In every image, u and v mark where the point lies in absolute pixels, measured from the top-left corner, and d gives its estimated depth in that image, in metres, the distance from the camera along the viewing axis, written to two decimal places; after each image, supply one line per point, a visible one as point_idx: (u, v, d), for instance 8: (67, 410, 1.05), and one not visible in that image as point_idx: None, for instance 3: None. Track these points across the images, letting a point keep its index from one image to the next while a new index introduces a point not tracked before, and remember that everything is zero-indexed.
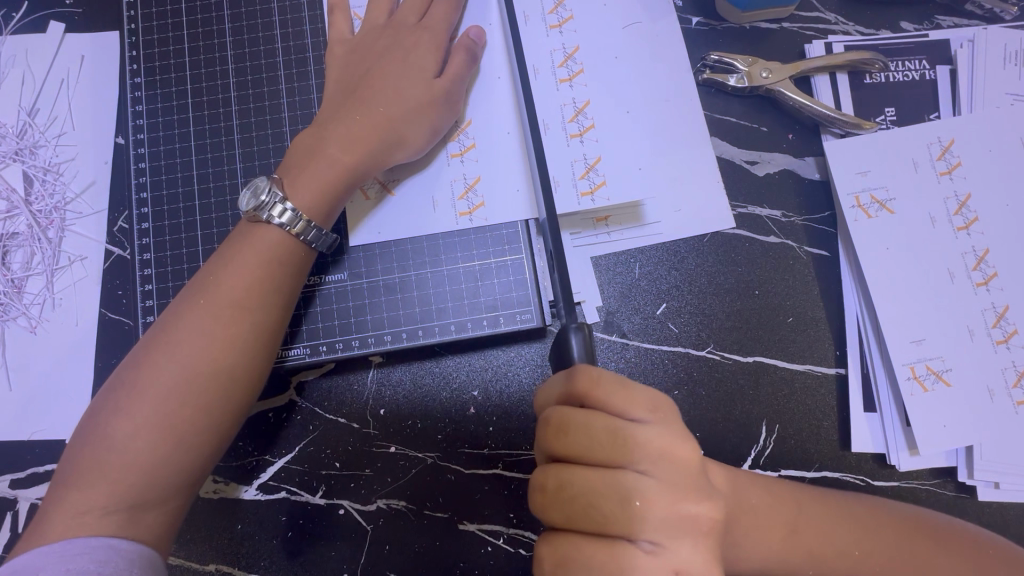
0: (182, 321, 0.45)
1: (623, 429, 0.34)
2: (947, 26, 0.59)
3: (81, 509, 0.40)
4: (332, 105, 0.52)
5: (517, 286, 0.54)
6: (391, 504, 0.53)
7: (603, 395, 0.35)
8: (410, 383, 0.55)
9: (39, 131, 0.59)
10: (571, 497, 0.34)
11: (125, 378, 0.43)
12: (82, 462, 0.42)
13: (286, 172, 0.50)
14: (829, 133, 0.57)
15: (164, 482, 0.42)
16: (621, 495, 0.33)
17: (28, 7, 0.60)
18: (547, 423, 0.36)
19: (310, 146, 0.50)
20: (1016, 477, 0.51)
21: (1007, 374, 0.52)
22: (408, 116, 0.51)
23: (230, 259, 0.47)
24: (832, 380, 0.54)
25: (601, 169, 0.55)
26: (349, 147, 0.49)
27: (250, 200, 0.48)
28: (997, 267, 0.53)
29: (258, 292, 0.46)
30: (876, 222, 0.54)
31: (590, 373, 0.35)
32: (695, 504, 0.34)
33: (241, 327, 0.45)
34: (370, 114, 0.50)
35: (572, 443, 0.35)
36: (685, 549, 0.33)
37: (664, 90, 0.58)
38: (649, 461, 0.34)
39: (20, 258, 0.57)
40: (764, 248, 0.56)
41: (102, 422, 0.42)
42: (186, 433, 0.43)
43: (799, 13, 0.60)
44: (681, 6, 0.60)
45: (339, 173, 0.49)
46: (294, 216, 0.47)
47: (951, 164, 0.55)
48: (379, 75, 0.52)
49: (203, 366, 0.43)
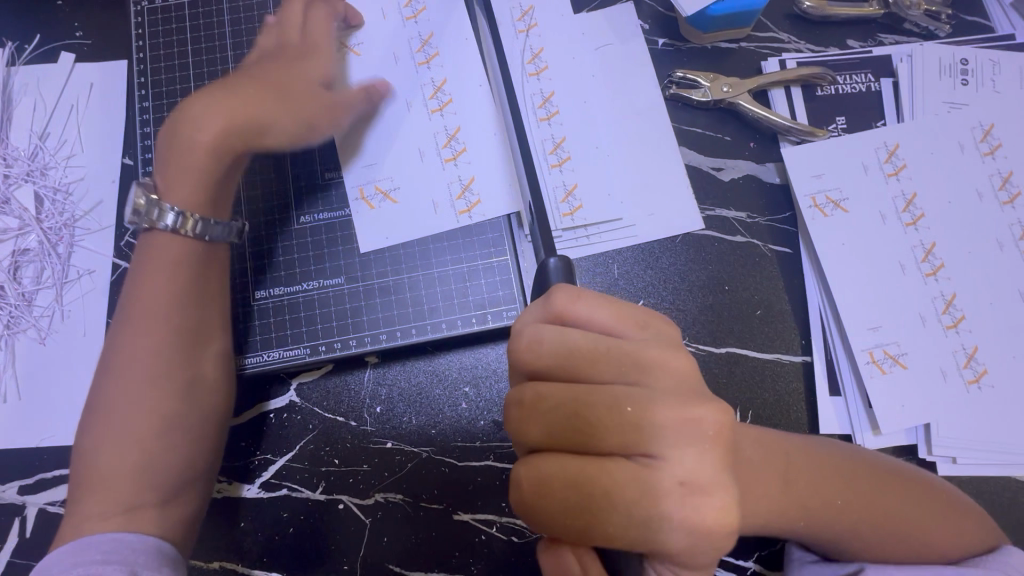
0: (123, 339, 0.48)
1: (607, 340, 0.35)
2: (890, 43, 0.65)
3: (91, 512, 0.44)
4: (208, 99, 0.54)
5: (503, 286, 0.58)
6: (389, 498, 0.55)
7: (583, 308, 0.36)
8: (405, 380, 0.58)
9: (49, 154, 0.62)
10: (549, 409, 0.34)
11: (95, 403, 0.47)
12: (83, 479, 0.46)
13: (164, 174, 0.52)
14: (787, 141, 0.63)
15: (160, 476, 0.46)
16: (612, 405, 0.33)
17: (41, 39, 0.64)
18: (520, 336, 0.36)
19: (171, 143, 0.53)
20: (973, 452, 0.54)
21: (957, 356, 0.56)
22: (281, 119, 0.55)
23: (145, 273, 0.50)
24: (799, 367, 0.58)
25: (579, 194, 0.61)
26: (216, 129, 0.52)
27: (140, 213, 0.51)
28: (944, 259, 0.58)
29: (178, 288, 0.50)
30: (832, 220, 0.59)
31: (570, 289, 0.36)
32: (698, 408, 0.33)
33: (178, 329, 0.49)
34: (261, 111, 0.54)
35: (544, 359, 0.35)
36: (689, 458, 0.32)
37: (636, 104, 0.63)
38: (637, 371, 0.34)
39: (30, 273, 0.60)
40: (730, 247, 0.60)
41: (84, 446, 0.46)
42: (164, 432, 0.47)
43: (755, 33, 0.65)
44: (648, 29, 0.66)
45: (213, 167, 0.52)
46: (180, 216, 0.51)
47: (897, 166, 0.60)
48: (263, 80, 0.55)
49: (157, 371, 0.47)
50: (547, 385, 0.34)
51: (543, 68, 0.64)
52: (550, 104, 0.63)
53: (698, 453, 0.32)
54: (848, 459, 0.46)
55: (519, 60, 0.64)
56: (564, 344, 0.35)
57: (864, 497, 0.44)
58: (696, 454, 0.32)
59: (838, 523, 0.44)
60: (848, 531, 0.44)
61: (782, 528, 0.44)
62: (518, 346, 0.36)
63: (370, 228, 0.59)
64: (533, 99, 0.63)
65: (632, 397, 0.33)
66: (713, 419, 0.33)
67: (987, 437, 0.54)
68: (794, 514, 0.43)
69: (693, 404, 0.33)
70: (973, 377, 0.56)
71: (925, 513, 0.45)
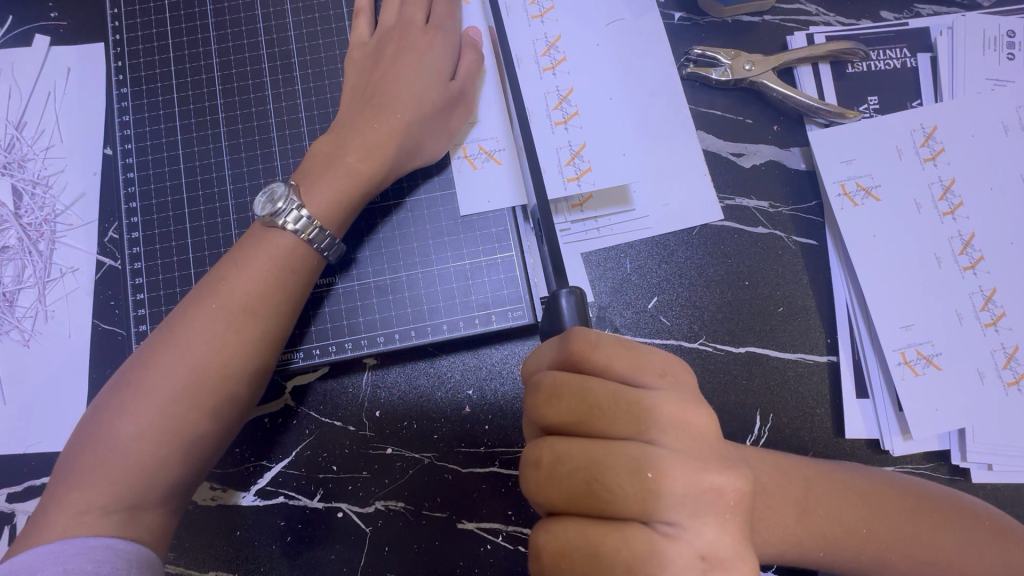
0: (192, 321, 0.45)
1: (627, 394, 0.32)
2: (928, 14, 0.59)
3: (83, 508, 0.40)
4: (350, 110, 0.52)
5: (508, 284, 0.54)
6: (389, 506, 0.53)
7: (601, 359, 0.33)
8: (405, 384, 0.55)
9: (27, 145, 0.59)
10: (567, 471, 0.31)
11: (132, 378, 0.43)
12: (85, 459, 0.42)
13: (303, 176, 0.50)
14: (813, 123, 0.58)
15: (158, 484, 0.42)
16: (633, 469, 0.30)
17: (14, 21, 0.60)
18: (539, 386, 0.33)
19: (334, 153, 0.50)
20: (1010, 458, 0.51)
21: (996, 356, 0.52)
22: (424, 118, 0.52)
23: (242, 263, 0.46)
24: (823, 368, 0.54)
25: (587, 155, 0.55)
26: (365, 155, 0.50)
27: (265, 204, 0.47)
28: (984, 251, 0.54)
29: (265, 299, 0.46)
30: (862, 209, 0.55)
31: (586, 335, 0.33)
32: (718, 475, 0.31)
33: (246, 335, 0.45)
34: (389, 119, 0.51)
35: (564, 412, 0.32)
36: (709, 528, 0.30)
37: (650, 85, 0.58)
38: (657, 428, 0.32)
39: (12, 272, 0.58)
40: (752, 239, 0.56)
41: (106, 421, 0.42)
42: (182, 437, 0.43)
43: (781, 5, 0.60)
44: (663, 3, 0.61)
45: (356, 181, 0.50)
46: (309, 223, 0.47)
47: (934, 150, 0.55)
48: (393, 77, 0.52)
49: (211, 371, 0.44)
50: (565, 444, 0.32)
51: (548, 9, 0.59)
52: (555, 50, 0.58)
53: (715, 523, 0.30)
54: (875, 485, 0.43)
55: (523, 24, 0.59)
56: (584, 397, 0.32)
57: (895, 527, 0.41)
58: (716, 524, 0.30)
59: (863, 553, 0.41)
60: (875, 562, 0.41)
61: (799, 558, 0.42)
62: (538, 400, 0.33)
63: (467, 184, 0.55)
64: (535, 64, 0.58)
65: (653, 459, 0.31)
66: (734, 487, 0.31)
67: None
68: (813, 544, 0.41)
69: (713, 470, 0.31)
70: (1013, 379, 0.52)
71: (961, 532, 0.42)
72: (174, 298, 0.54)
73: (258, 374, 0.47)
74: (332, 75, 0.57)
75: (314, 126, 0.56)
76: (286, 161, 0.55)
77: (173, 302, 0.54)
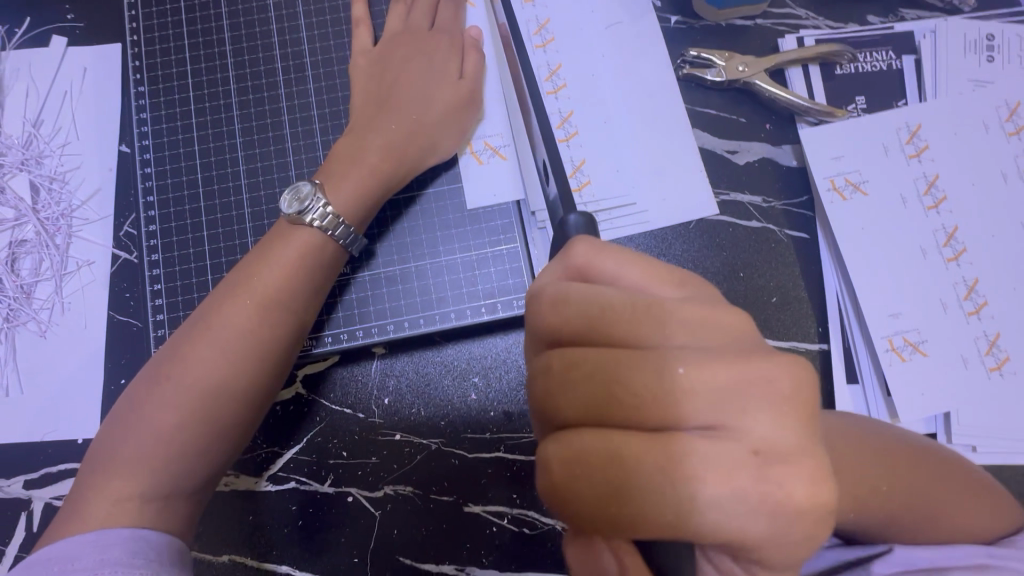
0: (223, 315, 0.46)
1: (639, 298, 0.31)
2: (911, 18, 0.62)
3: (122, 495, 0.42)
4: (364, 113, 0.55)
5: (513, 274, 0.56)
6: (397, 490, 0.54)
7: (606, 264, 0.33)
8: (413, 372, 0.57)
9: (43, 142, 0.61)
10: (582, 375, 0.29)
11: (166, 370, 0.45)
12: (122, 448, 0.43)
13: (327, 176, 0.52)
14: (803, 122, 0.60)
15: (196, 470, 0.44)
16: (648, 368, 0.28)
17: (32, 22, 0.62)
18: (544, 296, 0.32)
19: (351, 149, 0.52)
20: (994, 440, 0.53)
21: (979, 343, 0.55)
22: (435, 116, 0.54)
23: (268, 256, 0.48)
24: (815, 355, 0.56)
25: (587, 170, 0.60)
26: (383, 152, 0.52)
27: (292, 202, 0.49)
28: (966, 243, 0.56)
29: (291, 290, 0.48)
30: (851, 203, 0.57)
31: (591, 242, 0.33)
32: (765, 365, 0.27)
33: (276, 328, 0.47)
34: (406, 118, 0.53)
35: (574, 316, 0.31)
36: (757, 423, 0.27)
37: (647, 86, 0.61)
38: (678, 329, 0.30)
39: (28, 265, 0.59)
40: (747, 232, 0.59)
41: (143, 412, 0.44)
42: (216, 424, 0.45)
43: (771, 10, 0.63)
44: (660, 7, 0.63)
45: (378, 180, 0.52)
46: (334, 219, 0.49)
47: (919, 147, 0.58)
48: (405, 81, 0.55)
49: (244, 363, 0.46)
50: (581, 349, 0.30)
51: (546, 23, 0.62)
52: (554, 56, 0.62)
53: (765, 415, 0.27)
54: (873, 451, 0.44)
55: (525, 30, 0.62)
56: (594, 303, 0.31)
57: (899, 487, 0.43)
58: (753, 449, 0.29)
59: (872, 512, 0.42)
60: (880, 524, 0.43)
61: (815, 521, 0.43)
62: (543, 311, 0.32)
63: (472, 178, 0.58)
64: (539, 71, 0.61)
65: (671, 357, 0.28)
66: (785, 377, 0.27)
67: (1008, 427, 0.53)
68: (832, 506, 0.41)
69: (754, 361, 0.28)
70: (995, 364, 0.54)
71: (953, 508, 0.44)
72: (190, 290, 0.55)
73: (284, 365, 0.49)
74: (342, 74, 0.59)
75: (325, 124, 0.58)
76: (298, 158, 0.57)
77: (189, 294, 0.55)
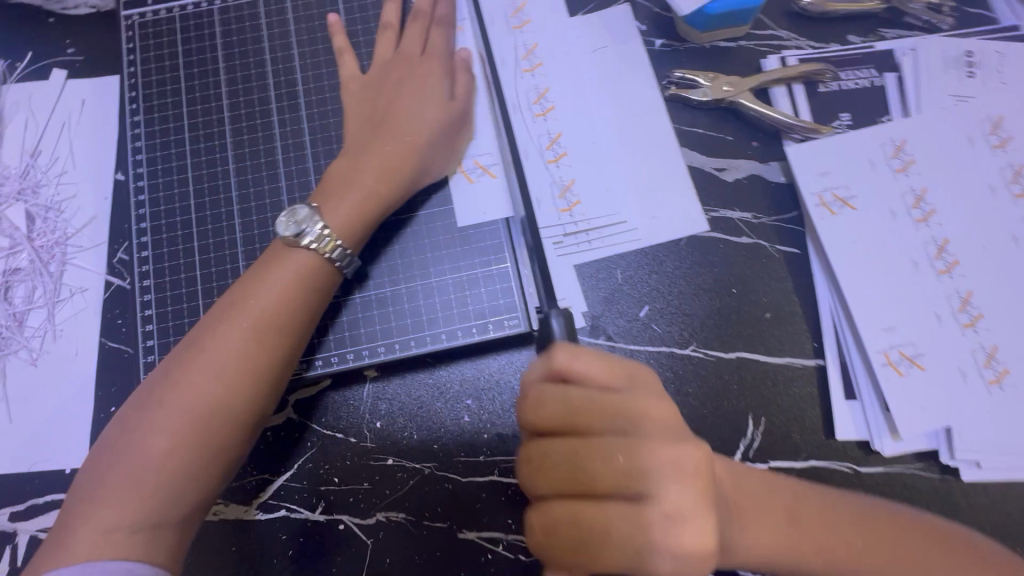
0: (217, 338, 0.46)
1: (601, 397, 0.39)
2: (891, 37, 0.64)
3: (110, 524, 0.41)
4: (360, 135, 0.55)
5: (504, 294, 0.56)
6: (390, 517, 0.53)
7: (581, 369, 0.40)
8: (405, 395, 0.56)
9: (41, 171, 0.62)
10: (556, 465, 0.39)
11: (160, 394, 0.45)
12: (112, 475, 0.43)
13: (323, 198, 0.52)
14: (789, 139, 0.61)
15: (186, 496, 0.43)
16: (604, 453, 0.38)
17: (34, 57, 0.64)
18: (527, 398, 0.41)
19: (345, 174, 0.53)
20: (997, 456, 0.52)
21: (977, 356, 0.54)
22: (430, 140, 0.55)
23: (264, 278, 0.48)
24: (811, 371, 0.56)
25: (576, 189, 0.60)
26: (377, 174, 0.53)
27: (289, 225, 0.50)
28: (958, 256, 0.56)
29: (286, 312, 0.48)
30: (840, 218, 0.57)
31: (566, 349, 0.41)
32: (676, 447, 0.37)
33: (269, 348, 0.47)
34: (400, 142, 0.54)
35: (549, 415, 0.40)
36: (671, 489, 0.37)
37: (635, 107, 0.62)
38: (624, 417, 0.39)
39: (22, 293, 0.59)
40: (737, 248, 0.59)
41: (133, 437, 0.43)
42: (210, 449, 0.44)
43: (754, 31, 0.64)
44: (645, 31, 0.65)
45: (373, 201, 0.52)
46: (330, 241, 0.50)
47: (905, 161, 0.59)
48: (400, 104, 0.56)
49: (238, 385, 0.45)
50: (549, 444, 0.39)
51: (533, 49, 0.64)
52: (540, 80, 0.63)
53: (681, 485, 0.37)
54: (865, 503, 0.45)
55: (514, 56, 0.64)
56: (564, 403, 0.40)
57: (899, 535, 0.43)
58: (677, 486, 0.37)
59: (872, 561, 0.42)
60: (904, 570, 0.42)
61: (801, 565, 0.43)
62: (525, 407, 0.41)
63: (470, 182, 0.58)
64: (527, 95, 0.63)
65: (623, 445, 0.38)
66: (691, 455, 0.37)
67: (1010, 440, 0.52)
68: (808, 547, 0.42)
69: (669, 444, 0.37)
70: (995, 378, 0.53)
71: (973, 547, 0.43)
72: (181, 314, 0.56)
73: (278, 387, 0.48)
74: (335, 101, 0.60)
75: (317, 149, 0.59)
76: (290, 182, 0.58)
77: (180, 318, 0.55)
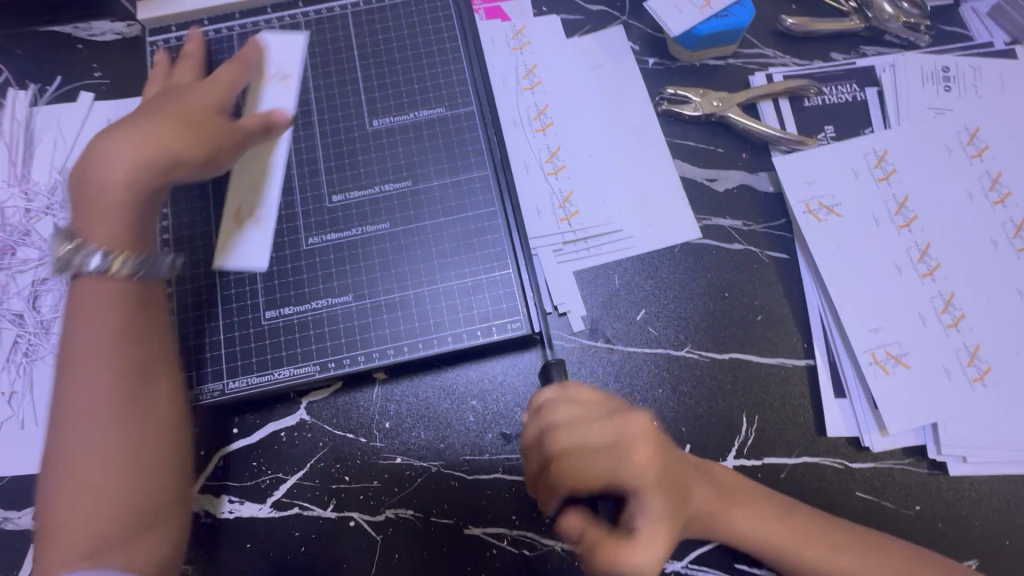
0: (82, 374, 0.45)
1: (583, 418, 0.45)
2: (871, 54, 0.67)
3: (72, 559, 0.42)
4: (112, 129, 0.51)
5: (507, 298, 0.59)
6: (399, 514, 0.55)
7: (574, 395, 0.47)
8: (413, 396, 0.59)
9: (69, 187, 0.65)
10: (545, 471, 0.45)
11: (54, 442, 0.45)
12: (54, 525, 0.43)
13: (78, 213, 0.49)
14: (777, 150, 0.65)
15: (140, 504, 0.45)
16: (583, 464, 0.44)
17: (62, 81, 0.68)
18: (533, 415, 0.48)
19: (80, 179, 0.49)
20: (983, 450, 0.54)
21: (960, 355, 0.56)
22: (178, 143, 0.51)
23: (78, 311, 0.47)
24: (802, 370, 0.58)
25: (575, 200, 0.63)
26: (127, 179, 0.49)
27: (67, 252, 0.47)
28: (939, 259, 0.59)
29: (97, 330, 0.46)
30: (826, 224, 0.60)
31: (568, 386, 0.48)
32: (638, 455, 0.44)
33: (133, 361, 0.47)
34: (131, 142, 0.50)
35: (544, 433, 0.46)
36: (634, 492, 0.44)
37: (630, 121, 0.66)
38: (603, 435, 0.44)
39: (50, 301, 0.62)
40: (729, 254, 0.62)
41: (53, 489, 0.44)
42: (129, 461, 0.45)
43: (742, 50, 0.68)
44: (638, 50, 0.69)
45: (122, 206, 0.49)
46: (114, 259, 0.48)
47: (887, 170, 0.62)
48: (151, 113, 0.54)
49: (123, 399, 0.46)
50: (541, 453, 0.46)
51: (532, 69, 0.68)
52: (540, 97, 0.67)
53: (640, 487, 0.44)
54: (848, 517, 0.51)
55: (514, 75, 0.68)
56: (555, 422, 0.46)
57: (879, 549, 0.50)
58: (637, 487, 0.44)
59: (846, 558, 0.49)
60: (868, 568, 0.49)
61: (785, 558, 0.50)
62: (532, 422, 0.48)
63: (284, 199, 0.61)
64: (528, 111, 0.66)
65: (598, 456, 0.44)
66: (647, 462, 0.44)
67: (994, 435, 0.54)
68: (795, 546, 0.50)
69: (635, 453, 0.44)
70: (978, 375, 0.56)
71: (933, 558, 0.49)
72: (202, 320, 0.59)
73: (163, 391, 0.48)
74: (347, 120, 0.64)
75: (330, 163, 0.63)
76: (304, 196, 0.62)
77: (201, 324, 0.58)
